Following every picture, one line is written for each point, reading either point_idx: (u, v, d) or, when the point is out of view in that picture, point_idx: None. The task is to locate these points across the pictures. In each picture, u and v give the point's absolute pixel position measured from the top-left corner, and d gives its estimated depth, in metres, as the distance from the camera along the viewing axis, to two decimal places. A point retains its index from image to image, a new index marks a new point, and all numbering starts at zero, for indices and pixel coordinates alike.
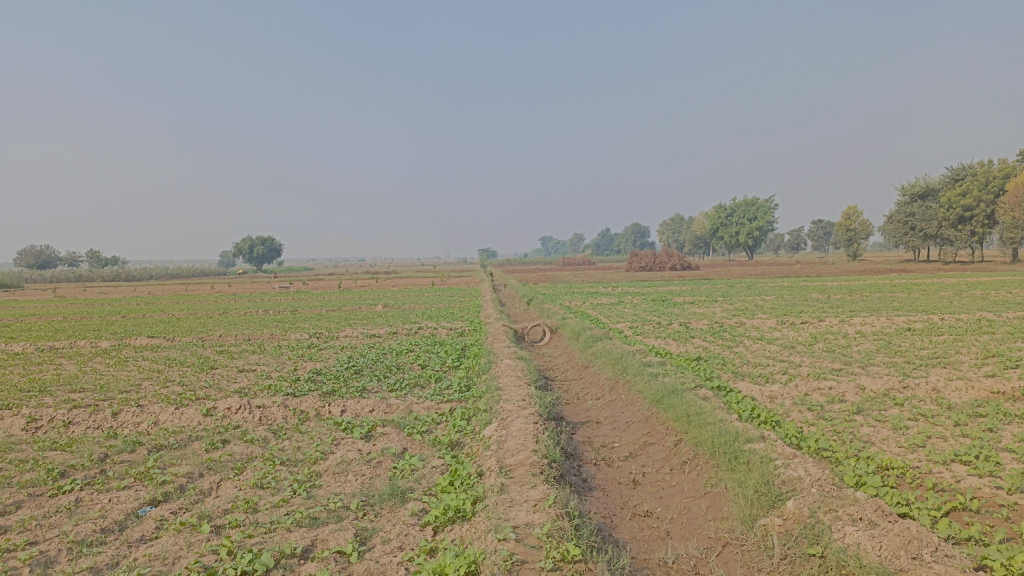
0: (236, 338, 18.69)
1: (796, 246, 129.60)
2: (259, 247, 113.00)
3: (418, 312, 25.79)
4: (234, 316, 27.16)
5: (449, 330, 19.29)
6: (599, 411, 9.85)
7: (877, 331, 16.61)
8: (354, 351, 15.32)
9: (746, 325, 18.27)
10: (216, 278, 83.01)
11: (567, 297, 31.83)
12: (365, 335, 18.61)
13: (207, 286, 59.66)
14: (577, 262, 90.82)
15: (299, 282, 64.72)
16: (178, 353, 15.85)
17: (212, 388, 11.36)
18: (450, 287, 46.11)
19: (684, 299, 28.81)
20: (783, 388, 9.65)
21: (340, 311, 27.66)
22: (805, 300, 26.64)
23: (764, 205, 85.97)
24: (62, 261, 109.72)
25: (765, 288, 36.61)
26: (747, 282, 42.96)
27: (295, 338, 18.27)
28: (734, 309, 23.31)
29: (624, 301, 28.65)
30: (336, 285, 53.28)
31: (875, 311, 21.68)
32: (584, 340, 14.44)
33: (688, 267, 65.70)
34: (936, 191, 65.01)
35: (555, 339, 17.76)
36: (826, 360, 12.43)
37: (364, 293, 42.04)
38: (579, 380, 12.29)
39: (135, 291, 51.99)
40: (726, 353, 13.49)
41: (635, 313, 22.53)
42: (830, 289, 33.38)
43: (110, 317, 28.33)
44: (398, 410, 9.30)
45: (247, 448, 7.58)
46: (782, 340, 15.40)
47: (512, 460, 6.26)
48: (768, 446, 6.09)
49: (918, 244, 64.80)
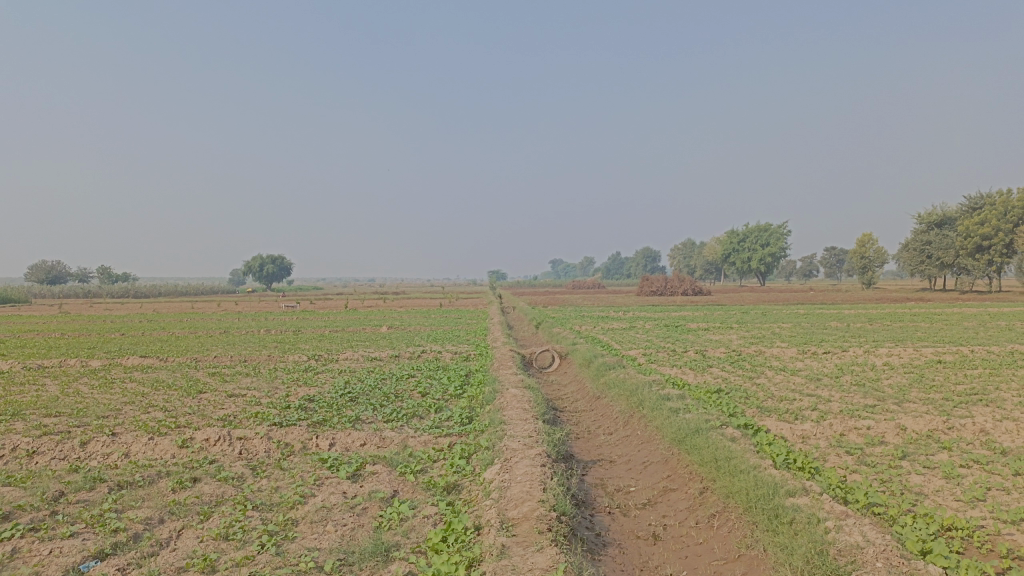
0: (232, 359, 17.92)
1: (809, 273, 128.45)
2: (270, 266, 112.79)
3: (424, 335, 25.01)
4: (235, 335, 26.44)
5: (455, 354, 18.46)
6: (612, 448, 8.98)
7: (906, 362, 15.65)
8: (352, 375, 14.53)
9: (766, 355, 17.35)
10: (226, 296, 82.75)
11: (577, 321, 31.01)
12: (366, 358, 17.79)
13: (214, 304, 59.13)
14: (586, 285, 90.01)
15: (306, 301, 64.15)
16: (168, 375, 15.10)
17: (195, 416, 10.55)
18: (458, 308, 45.38)
19: (699, 326, 27.88)
20: (815, 427, 8.76)
21: (344, 332, 26.89)
22: (824, 328, 25.65)
23: (777, 231, 85.04)
24: (72, 277, 109.66)
25: (781, 315, 35.65)
26: (761, 308, 42.01)
27: (293, 360, 17.50)
28: (751, 336, 22.39)
29: (636, 326, 27.73)
30: (344, 306, 52.73)
31: (900, 341, 20.70)
32: (596, 368, 13.58)
33: (700, 292, 64.76)
34: (953, 219, 63.92)
35: (565, 365, 16.92)
36: (856, 394, 11.52)
37: (370, 313, 41.35)
38: (590, 412, 11.43)
39: (140, 309, 51.47)
40: (748, 385, 12.59)
41: (648, 339, 21.60)
42: (848, 317, 32.32)
43: (109, 335, 27.68)
44: (392, 445, 8.46)
45: (218, 489, 6.75)
46: (807, 371, 14.47)
47: (515, 513, 5.41)
48: (814, 503, 5.23)
49: (935, 272, 63.63)
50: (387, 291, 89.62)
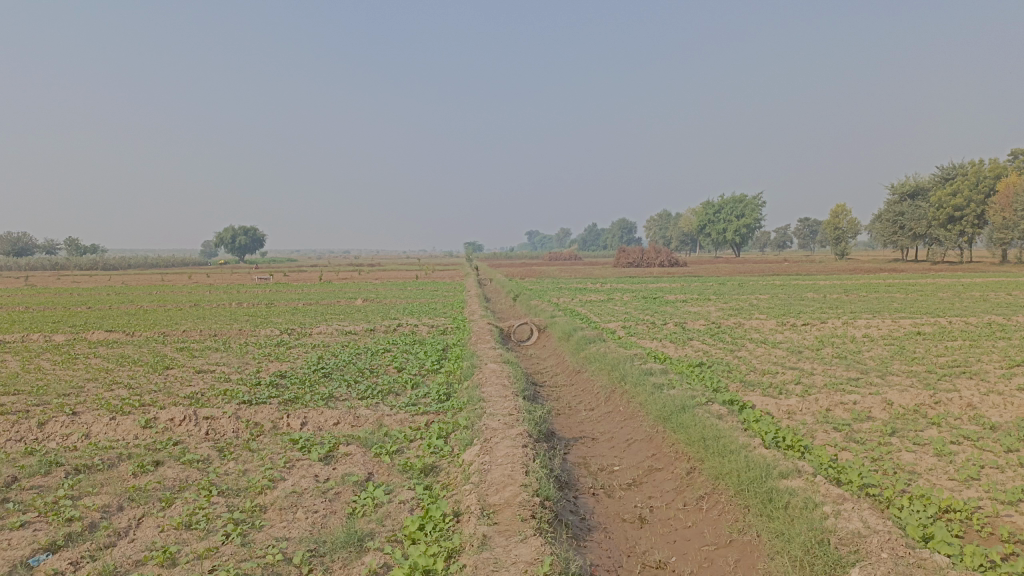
0: (201, 334, 17.42)
1: (783, 245, 129.41)
2: (242, 238, 110.99)
3: (400, 308, 24.59)
4: (205, 308, 25.81)
5: (431, 327, 18.12)
6: (594, 425, 8.72)
7: (886, 334, 15.58)
8: (326, 350, 14.13)
9: (745, 327, 17.21)
10: (198, 268, 81.46)
11: (555, 293, 30.75)
12: (340, 332, 17.38)
13: (186, 277, 58.12)
14: (563, 257, 89.85)
15: (280, 274, 63.23)
16: (134, 350, 14.60)
17: (160, 394, 10.13)
18: (434, 280, 44.92)
19: (676, 298, 27.75)
20: (802, 402, 8.57)
21: (318, 305, 26.39)
22: (801, 300, 25.63)
23: (753, 203, 85.27)
24: (39, 249, 107.26)
25: (757, 286, 35.77)
26: (737, 280, 42.05)
27: (265, 335, 17.04)
28: (730, 308, 22.30)
29: (613, 298, 27.53)
30: (317, 277, 52.03)
31: (878, 312, 20.68)
32: (576, 341, 13.31)
33: (676, 264, 64.83)
34: (926, 190, 64.43)
35: (544, 339, 16.66)
36: (839, 367, 11.40)
37: (344, 286, 40.77)
38: (570, 386, 11.19)
39: (109, 281, 50.44)
40: (730, 359, 12.40)
41: (627, 311, 21.39)
42: (824, 288, 32.40)
43: (74, 308, 26.92)
44: (366, 423, 8.14)
45: (183, 473, 6.39)
46: (787, 344, 14.34)
47: (496, 499, 5.12)
48: (810, 486, 5.00)
49: (907, 244, 64.25)
50: (362, 263, 88.74)
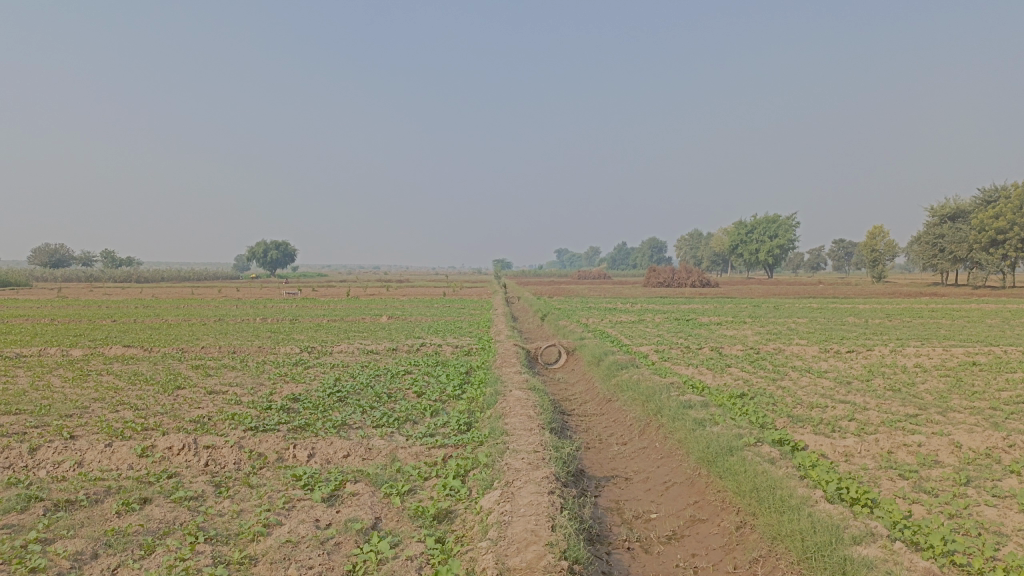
0: (220, 350, 16.94)
1: (817, 266, 127.18)
2: (274, 252, 111.75)
3: (425, 325, 24.01)
4: (228, 324, 25.43)
5: (456, 348, 17.44)
6: (627, 462, 7.96)
7: (939, 365, 14.57)
8: (344, 371, 13.52)
9: (786, 353, 16.28)
10: (230, 283, 81.98)
11: (584, 313, 29.95)
12: (361, 351, 16.81)
13: (216, 290, 58.38)
14: (592, 276, 88.99)
15: (310, 289, 63.29)
16: (148, 367, 14.12)
17: (165, 418, 9.55)
18: (461, 298, 44.40)
19: (710, 320, 26.78)
20: (859, 444, 7.72)
21: (343, 322, 25.92)
22: (841, 324, 24.54)
23: (786, 224, 83.73)
24: (76, 261, 109.07)
25: (793, 309, 34.59)
26: (771, 302, 40.86)
27: (284, 352, 16.50)
28: (767, 332, 21.34)
29: (645, 320, 26.67)
30: (344, 293, 51.82)
31: (926, 339, 19.58)
32: (607, 367, 12.54)
33: (708, 285, 63.60)
34: (967, 213, 62.56)
35: (573, 362, 15.90)
36: (893, 402, 10.50)
37: (370, 302, 40.35)
38: (600, 417, 10.44)
39: (140, 293, 50.75)
40: (773, 389, 11.54)
41: (659, 334, 20.54)
42: (864, 312, 31.20)
43: (99, 321, 26.76)
44: (379, 457, 7.46)
45: (170, 515, 5.75)
46: (833, 373, 13.41)
47: (517, 562, 4.40)
48: (888, 558, 4.22)
49: (947, 267, 62.36)
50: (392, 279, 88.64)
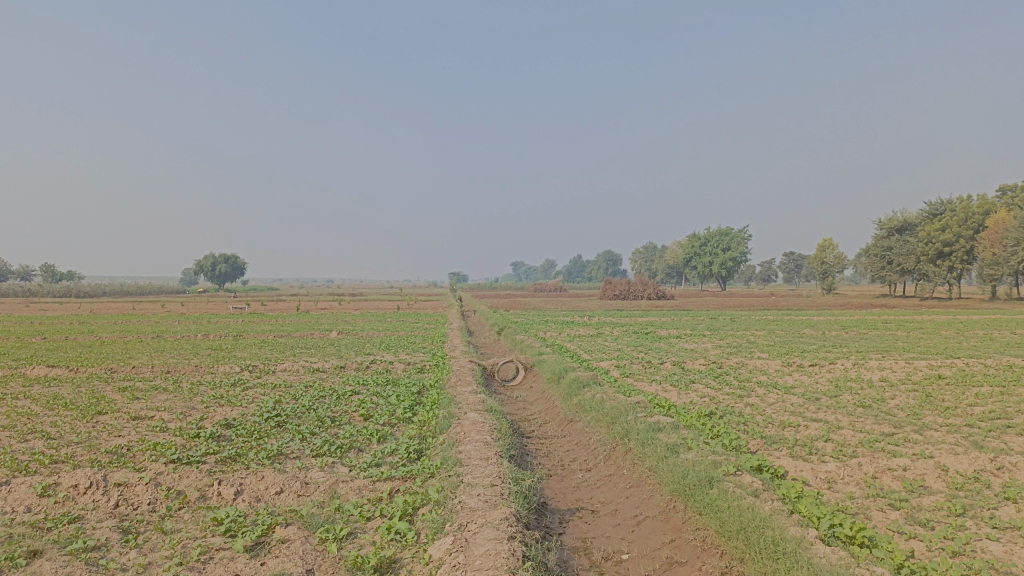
0: (154, 370, 15.80)
1: (768, 278, 129.07)
2: (224, 265, 108.93)
3: (377, 341, 23.05)
4: (168, 341, 24.10)
5: (408, 365, 16.59)
6: (592, 492, 7.26)
7: (905, 378, 14.21)
8: (286, 392, 12.56)
9: (749, 367, 15.81)
10: (175, 297, 79.44)
11: (542, 327, 29.29)
12: (307, 369, 15.83)
13: (160, 306, 56.33)
14: (548, 289, 88.61)
15: (259, 303, 61.52)
16: (70, 390, 12.96)
17: (78, 449, 8.54)
18: (415, 312, 43.42)
19: (669, 334, 26.33)
20: (842, 469, 7.14)
21: (290, 338, 24.80)
22: (800, 337, 24.30)
23: (739, 236, 84.67)
24: (13, 275, 104.82)
25: (751, 321, 34.51)
26: (728, 314, 40.71)
27: (224, 372, 15.45)
28: (728, 345, 20.96)
29: (603, 333, 26.11)
30: (295, 308, 50.31)
31: (886, 352, 19.34)
32: (568, 385, 11.85)
33: (664, 297, 63.62)
34: (913, 225, 63.84)
35: (532, 379, 15.21)
36: (867, 420, 10.02)
37: (321, 316, 39.11)
38: (562, 439, 9.75)
39: (77, 310, 48.60)
40: (741, 406, 10.98)
41: (619, 348, 19.94)
42: (821, 324, 31.18)
43: (28, 339, 25.16)
44: (316, 493, 6.63)
45: (61, 570, 4.85)
46: (800, 389, 12.93)
47: None
48: None
49: (896, 279, 63.47)
50: (345, 292, 87.01)
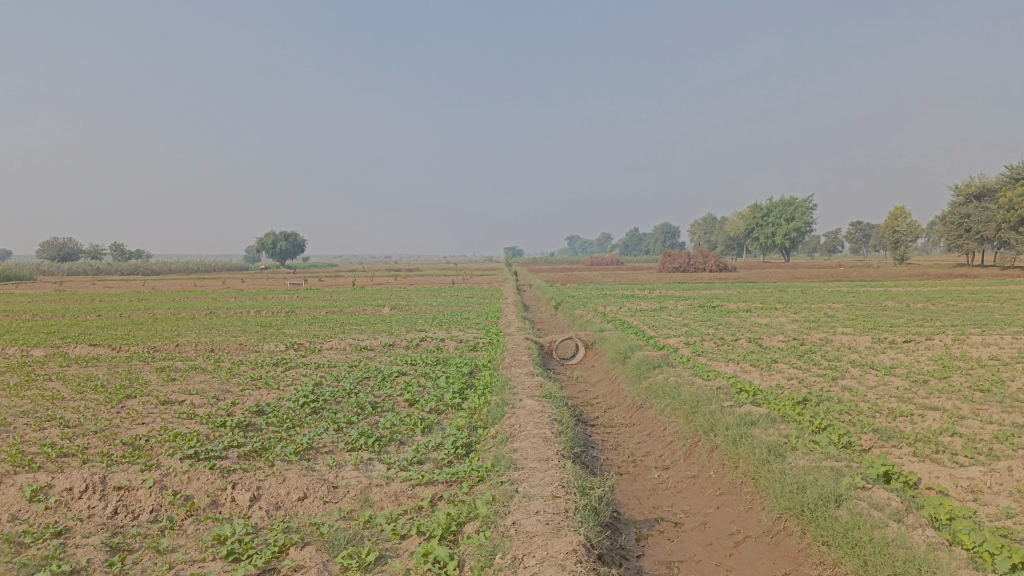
0: (197, 349, 15.10)
1: (834, 248, 124.44)
2: (283, 242, 109.97)
3: (429, 317, 22.07)
4: (217, 317, 23.60)
5: (460, 343, 15.51)
6: (673, 499, 6.05)
7: (1018, 357, 12.49)
8: (328, 373, 11.65)
9: (836, 344, 14.24)
10: (234, 274, 80.40)
11: (600, 301, 28.01)
12: (353, 347, 14.89)
13: (218, 282, 56.63)
14: (605, 262, 86.84)
15: (315, 278, 61.62)
16: (106, 371, 12.28)
17: (93, 440, 7.68)
18: (470, 286, 42.47)
19: (737, 307, 24.68)
20: (988, 476, 5.75)
21: (341, 314, 24.02)
22: (882, 310, 22.41)
23: (803, 205, 81.31)
24: (84, 253, 107.93)
25: (823, 293, 32.51)
26: (796, 287, 38.60)
27: (268, 350, 14.66)
28: (805, 319, 19.35)
29: (667, 307, 24.58)
30: (349, 283, 50.07)
31: (985, 327, 17.46)
32: (635, 366, 10.59)
33: (725, 270, 61.34)
34: (994, 191, 59.98)
35: (593, 357, 14.01)
36: (992, 408, 8.54)
37: (375, 292, 38.48)
38: (631, 429, 8.57)
39: (139, 287, 49.16)
40: (837, 391, 9.58)
41: (686, 324, 18.49)
42: (902, 296, 28.95)
43: (81, 316, 24.94)
44: (343, 501, 5.58)
45: None
46: (900, 370, 11.38)
47: None
48: None
49: (974, 248, 59.84)
50: (402, 267, 86.84)
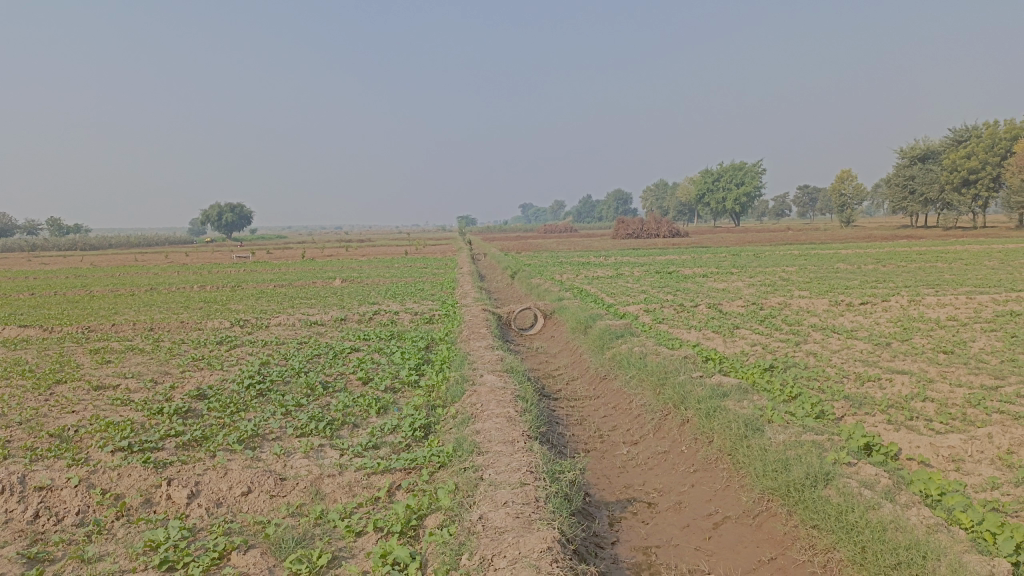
0: (136, 328, 14.30)
1: (782, 212, 126.38)
2: (230, 215, 107.11)
3: (382, 289, 21.45)
4: (160, 294, 22.60)
5: (415, 315, 15.00)
6: (645, 476, 5.73)
7: (975, 317, 12.52)
8: (276, 350, 11.07)
9: (795, 307, 14.13)
10: (178, 248, 78.02)
11: (557, 269, 27.69)
12: (302, 323, 14.28)
13: (162, 257, 54.77)
14: (558, 229, 86.62)
15: (263, 251, 60.11)
16: (35, 354, 11.48)
17: (16, 432, 7.04)
18: (424, 256, 41.73)
19: (693, 272, 24.60)
20: (969, 444, 5.54)
21: (291, 288, 23.24)
22: (836, 272, 22.54)
23: (752, 170, 82.07)
24: (19, 229, 103.57)
25: (776, 257, 32.73)
26: (749, 250, 38.84)
27: (212, 328, 13.95)
28: (762, 283, 19.30)
29: (623, 274, 24.39)
30: (299, 255, 48.88)
31: (937, 287, 17.60)
32: (597, 336, 10.26)
33: (678, 236, 61.60)
34: (936, 153, 61.22)
35: (553, 327, 13.66)
36: (958, 370, 8.43)
37: (327, 264, 37.53)
38: (596, 402, 8.24)
39: (78, 263, 47.23)
40: (803, 357, 9.39)
41: (644, 290, 18.26)
42: (852, 258, 29.28)
43: (13, 295, 23.67)
44: (292, 495, 5.12)
45: None
46: (862, 333, 11.27)
47: None
48: None
49: (918, 210, 61.11)
50: (354, 238, 85.37)
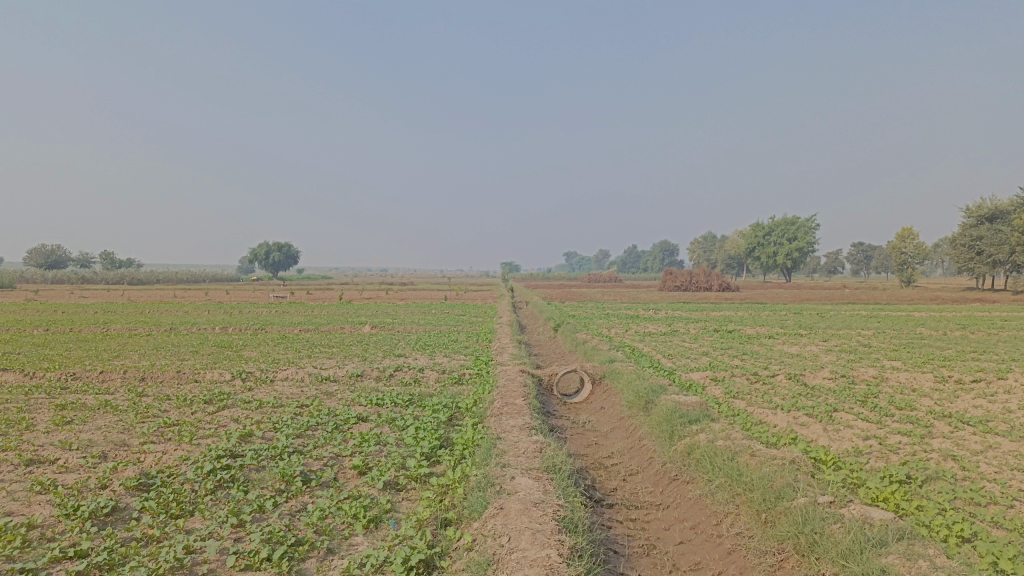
0: (125, 377, 12.53)
1: (835, 269, 122.21)
2: (276, 253, 107.37)
3: (413, 339, 19.52)
4: (177, 335, 21.01)
5: (442, 375, 12.90)
6: None
7: None
8: (268, 416, 9.10)
9: (895, 385, 11.67)
10: (220, 284, 77.68)
11: (604, 322, 25.46)
12: (312, 378, 12.35)
13: (202, 294, 54.13)
14: (603, 279, 84.29)
15: (304, 291, 59.17)
16: None
17: None
18: (464, 303, 39.84)
19: (755, 333, 22.13)
20: None
21: (315, 333, 21.45)
22: (923, 339, 19.85)
23: (806, 225, 79.11)
24: (73, 262, 105.44)
25: (842, 317, 30.07)
26: (808, 309, 36.01)
27: (211, 381, 12.08)
28: (841, 349, 16.84)
29: (678, 331, 22.06)
30: (338, 297, 47.57)
31: None
32: (664, 418, 8.08)
33: (728, 291, 58.75)
34: (1006, 212, 57.72)
35: (604, 396, 11.47)
36: None
37: (362, 308, 35.91)
38: (665, 516, 6.04)
39: (117, 298, 46.52)
40: (941, 461, 7.05)
41: (706, 353, 15.96)
42: (931, 322, 26.38)
43: (30, 331, 22.36)
44: None
45: None
46: (999, 425, 8.81)
47: None
48: None
49: (986, 271, 57.21)
50: (400, 282, 84.27)
